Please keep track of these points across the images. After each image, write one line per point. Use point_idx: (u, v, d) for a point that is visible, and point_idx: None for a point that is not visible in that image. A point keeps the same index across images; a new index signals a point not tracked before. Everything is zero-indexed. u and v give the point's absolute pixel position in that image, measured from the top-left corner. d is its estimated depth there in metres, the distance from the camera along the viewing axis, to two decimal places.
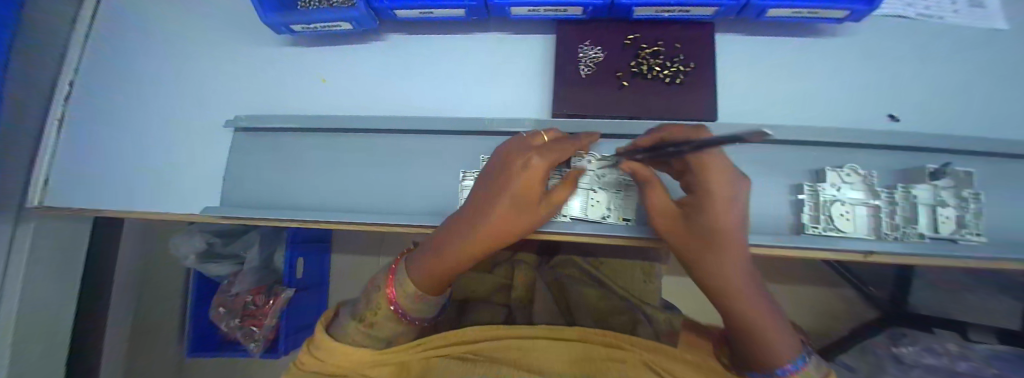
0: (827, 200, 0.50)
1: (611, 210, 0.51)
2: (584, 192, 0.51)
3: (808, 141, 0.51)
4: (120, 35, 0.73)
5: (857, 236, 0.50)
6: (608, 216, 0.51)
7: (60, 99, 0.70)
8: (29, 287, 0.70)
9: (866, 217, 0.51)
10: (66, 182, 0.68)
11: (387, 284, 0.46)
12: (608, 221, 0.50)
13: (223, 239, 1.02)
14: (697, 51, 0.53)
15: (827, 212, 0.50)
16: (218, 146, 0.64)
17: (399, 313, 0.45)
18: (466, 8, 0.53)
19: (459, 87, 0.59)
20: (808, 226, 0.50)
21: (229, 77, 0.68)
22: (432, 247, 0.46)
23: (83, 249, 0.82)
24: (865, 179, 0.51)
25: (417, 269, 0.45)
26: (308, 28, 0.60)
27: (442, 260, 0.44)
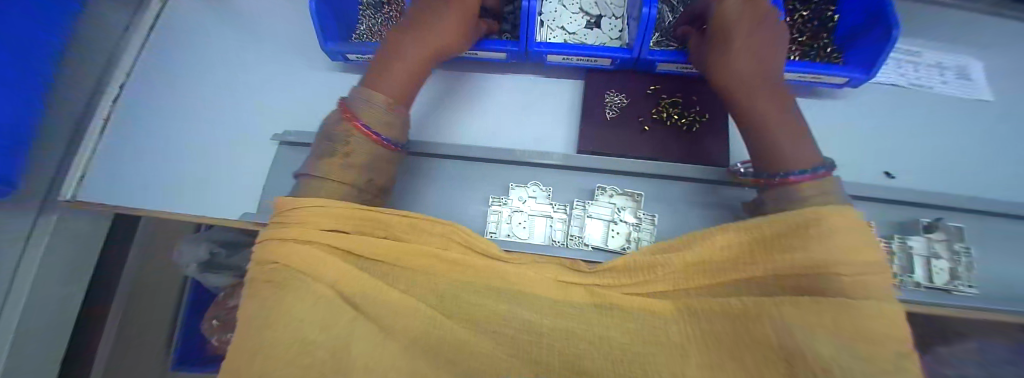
0: None
1: (631, 242, 0.54)
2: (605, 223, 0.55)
3: None
4: (172, 49, 0.80)
5: None
6: (627, 247, 0.54)
7: (108, 103, 0.75)
8: (43, 275, 0.69)
9: None
10: (101, 178, 0.71)
11: (350, 115, 0.44)
12: (628, 252, 0.53)
13: (226, 250, 1.01)
14: (711, 103, 0.59)
15: None
16: (261, 157, 0.69)
17: (372, 133, 0.44)
18: (508, 53, 0.60)
19: (493, 117, 0.64)
20: None
21: (277, 95, 0.74)
22: (380, 66, 0.49)
23: (96, 243, 0.83)
24: None
25: (376, 82, 0.48)
26: (362, 58, 0.66)
27: (393, 67, 0.49)
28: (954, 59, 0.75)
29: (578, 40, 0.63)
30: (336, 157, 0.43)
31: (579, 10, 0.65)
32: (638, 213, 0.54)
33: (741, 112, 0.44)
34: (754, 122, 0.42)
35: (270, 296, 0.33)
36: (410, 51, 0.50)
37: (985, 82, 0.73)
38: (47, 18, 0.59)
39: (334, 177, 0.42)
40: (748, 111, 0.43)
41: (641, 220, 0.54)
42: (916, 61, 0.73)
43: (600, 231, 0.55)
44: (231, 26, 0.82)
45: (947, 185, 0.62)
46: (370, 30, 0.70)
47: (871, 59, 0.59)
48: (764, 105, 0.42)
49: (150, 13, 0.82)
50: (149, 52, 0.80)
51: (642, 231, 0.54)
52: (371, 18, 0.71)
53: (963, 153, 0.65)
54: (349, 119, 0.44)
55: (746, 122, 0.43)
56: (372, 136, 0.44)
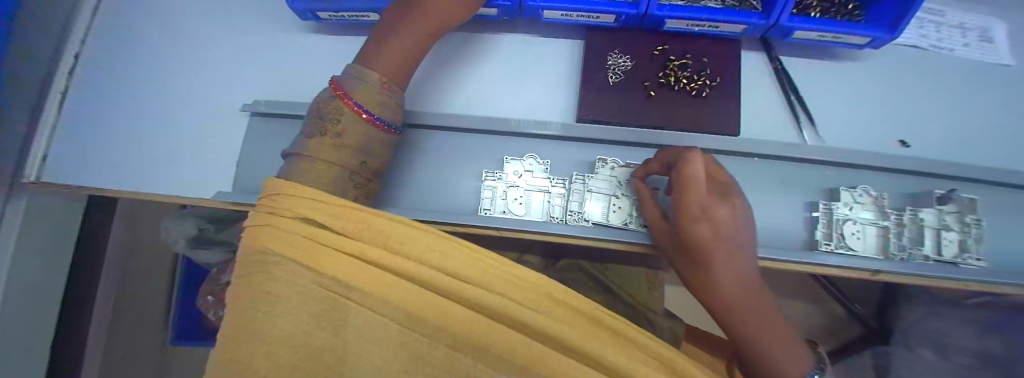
0: (840, 218, 0.51)
1: (631, 217, 0.50)
2: (604, 198, 0.51)
3: (829, 160, 0.53)
4: (127, 9, 0.71)
5: (866, 255, 0.52)
6: (628, 223, 0.50)
7: (64, 72, 0.67)
8: (19, 260, 0.66)
9: (876, 237, 0.53)
10: (65, 157, 0.65)
11: (343, 95, 0.39)
12: (628, 228, 0.50)
13: (215, 226, 0.98)
14: (722, 66, 0.54)
15: (840, 230, 0.51)
16: (236, 130, 0.63)
17: (371, 117, 0.39)
18: (500, 8, 0.53)
19: (485, 84, 0.58)
20: (820, 243, 0.51)
21: (247, 60, 0.66)
22: (377, 42, 0.44)
23: (75, 224, 0.79)
24: (876, 200, 0.53)
25: (373, 61, 0.43)
26: (336, 16, 0.58)
27: (388, 43, 0.43)
28: (978, 19, 0.69)
29: None
30: (327, 135, 0.38)
31: None
32: None
33: (722, 312, 0.36)
34: (741, 324, 0.35)
35: (246, 282, 0.26)
36: (409, 28, 0.44)
37: (1008, 43, 0.68)
38: None
39: (323, 157, 0.37)
40: (735, 319, 0.35)
41: None
42: (940, 21, 0.68)
43: (600, 206, 0.51)
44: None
45: (961, 155, 0.60)
46: None
47: (896, 14, 0.53)
48: (755, 304, 0.34)
49: None
50: (104, 14, 0.71)
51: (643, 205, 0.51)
52: None
53: (982, 121, 0.61)
54: (342, 97, 0.39)
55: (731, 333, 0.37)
56: (364, 114, 0.39)
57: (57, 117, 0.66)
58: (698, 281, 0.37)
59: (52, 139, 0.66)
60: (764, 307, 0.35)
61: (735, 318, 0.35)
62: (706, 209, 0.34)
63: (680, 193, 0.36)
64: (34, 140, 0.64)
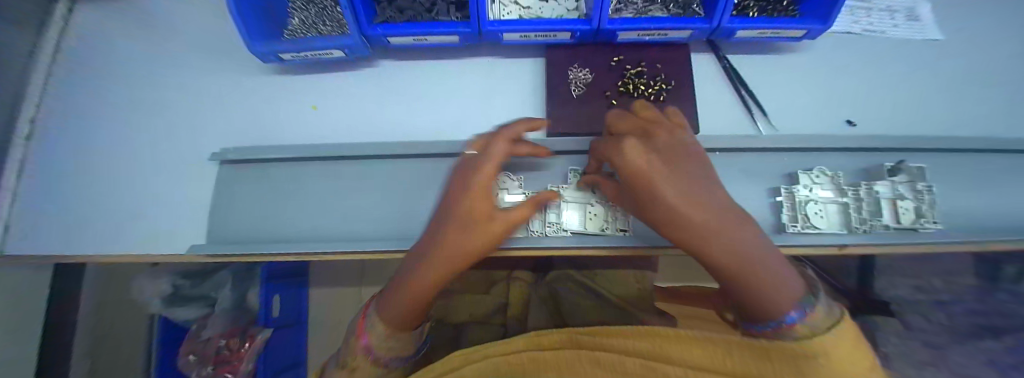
0: (802, 200, 0.54)
1: (609, 222, 0.52)
2: (580, 205, 0.53)
3: (783, 147, 0.56)
4: (80, 67, 0.70)
5: (831, 232, 0.55)
6: (606, 228, 0.52)
7: (20, 140, 0.65)
8: None
9: (837, 214, 0.56)
10: (24, 226, 0.63)
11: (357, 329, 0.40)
12: (606, 234, 0.51)
13: (191, 280, 0.95)
14: (675, 70, 0.58)
15: (803, 211, 0.54)
16: (204, 179, 0.62)
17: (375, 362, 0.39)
18: (460, 35, 0.55)
19: (454, 109, 0.59)
20: (787, 226, 0.54)
21: (212, 107, 0.66)
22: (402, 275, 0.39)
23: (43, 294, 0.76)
24: (833, 179, 0.56)
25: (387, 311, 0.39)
26: (299, 57, 0.59)
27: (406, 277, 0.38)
28: (902, 2, 0.75)
29: (534, 14, 0.59)
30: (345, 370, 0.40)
31: None
32: None
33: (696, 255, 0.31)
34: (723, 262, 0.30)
35: None
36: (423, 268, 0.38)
37: (933, 18, 0.74)
38: None
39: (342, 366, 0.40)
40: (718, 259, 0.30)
41: None
42: (869, 7, 0.74)
43: (576, 215, 0.53)
44: (144, 30, 0.71)
45: (905, 127, 0.64)
46: (306, 25, 0.63)
47: (823, 8, 0.58)
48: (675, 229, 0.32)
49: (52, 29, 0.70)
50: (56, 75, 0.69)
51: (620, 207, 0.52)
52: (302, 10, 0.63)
53: (919, 93, 0.66)
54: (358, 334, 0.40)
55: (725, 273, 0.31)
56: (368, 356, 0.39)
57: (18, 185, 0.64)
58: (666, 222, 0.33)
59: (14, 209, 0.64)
60: (743, 229, 0.30)
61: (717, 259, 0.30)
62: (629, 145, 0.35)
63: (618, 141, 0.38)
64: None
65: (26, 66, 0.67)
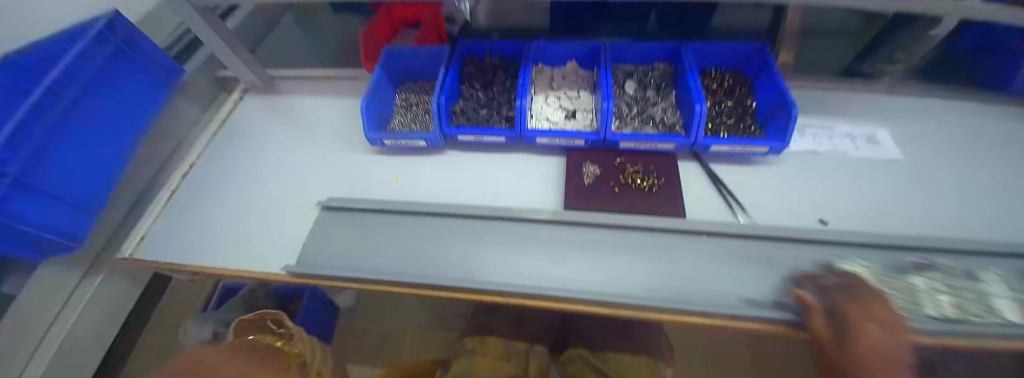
0: (951, 289, 0.54)
1: (966, 310, 0.52)
2: (912, 292, 0.54)
3: (777, 231, 0.65)
4: (239, 135, 1.00)
5: (1008, 323, 0.50)
6: (969, 316, 0.51)
7: (178, 177, 0.91)
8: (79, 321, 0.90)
9: (1013, 306, 0.53)
10: (157, 240, 0.81)
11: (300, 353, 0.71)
12: (976, 322, 0.51)
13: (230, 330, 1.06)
14: (666, 170, 0.76)
15: (951, 299, 0.53)
16: (304, 217, 0.81)
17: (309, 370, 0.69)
18: (506, 137, 0.80)
19: (496, 185, 0.80)
20: (943, 312, 0.52)
21: (322, 168, 0.89)
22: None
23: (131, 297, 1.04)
24: (959, 272, 0.58)
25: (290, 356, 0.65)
26: (395, 143, 0.85)
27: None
28: (863, 129, 0.93)
29: (558, 127, 0.83)
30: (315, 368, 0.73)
31: (558, 105, 0.87)
32: (946, 281, 0.56)
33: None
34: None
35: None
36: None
37: (895, 145, 0.89)
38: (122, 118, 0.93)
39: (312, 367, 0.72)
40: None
41: (958, 287, 0.55)
42: (830, 133, 0.92)
43: (917, 303, 0.52)
44: (286, 114, 1.02)
45: (881, 227, 0.73)
46: (401, 125, 0.92)
47: (780, 132, 0.76)
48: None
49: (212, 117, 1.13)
50: (218, 140, 0.99)
51: (973, 298, 0.53)
52: (400, 115, 0.94)
53: (887, 202, 0.78)
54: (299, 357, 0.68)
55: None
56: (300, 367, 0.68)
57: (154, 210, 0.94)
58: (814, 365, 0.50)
59: (152, 224, 0.84)
60: None
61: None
62: (867, 327, 0.47)
63: (856, 306, 0.49)
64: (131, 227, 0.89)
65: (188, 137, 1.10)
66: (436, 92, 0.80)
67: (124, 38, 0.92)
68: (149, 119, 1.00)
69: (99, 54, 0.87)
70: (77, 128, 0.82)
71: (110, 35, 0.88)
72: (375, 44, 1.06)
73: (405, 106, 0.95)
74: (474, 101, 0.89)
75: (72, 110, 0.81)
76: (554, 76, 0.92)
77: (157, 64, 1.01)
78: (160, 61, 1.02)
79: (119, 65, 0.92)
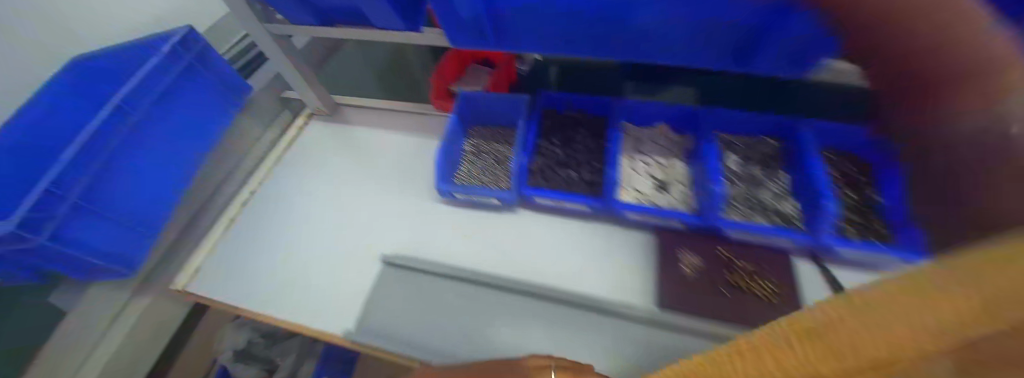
0: None
1: None
2: None
3: None
4: (301, 162, 0.97)
5: None
6: None
7: (236, 205, 0.90)
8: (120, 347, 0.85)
9: None
10: (210, 273, 0.80)
11: None
12: None
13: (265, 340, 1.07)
14: (782, 272, 0.64)
15: None
16: (362, 268, 0.76)
17: None
18: (589, 206, 0.73)
19: (568, 258, 0.72)
20: None
21: (383, 211, 0.84)
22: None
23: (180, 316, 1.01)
24: None
25: None
26: (466, 197, 0.79)
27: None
28: None
29: (652, 200, 0.75)
30: None
31: (647, 174, 0.79)
32: None
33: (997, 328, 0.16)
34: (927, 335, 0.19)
35: None
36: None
37: None
38: (186, 134, 0.90)
39: None
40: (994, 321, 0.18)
41: None
42: None
43: None
44: (349, 145, 0.99)
45: None
46: (469, 172, 0.85)
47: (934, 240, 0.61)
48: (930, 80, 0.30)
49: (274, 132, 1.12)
50: (279, 165, 0.97)
51: None
52: (468, 164, 0.87)
53: None
54: None
55: (892, 77, 0.33)
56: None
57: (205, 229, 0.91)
58: (895, 93, 0.34)
59: (207, 253, 0.83)
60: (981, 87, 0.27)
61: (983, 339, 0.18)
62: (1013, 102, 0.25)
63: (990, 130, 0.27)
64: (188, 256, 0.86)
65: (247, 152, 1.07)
66: (518, 151, 0.76)
67: (198, 53, 0.89)
68: (217, 137, 0.97)
69: (170, 70, 0.85)
70: (139, 145, 0.80)
71: (183, 51, 0.87)
72: (444, 80, 1.01)
73: (473, 154, 0.89)
74: (552, 156, 0.81)
75: (140, 127, 0.80)
76: (638, 136, 0.83)
77: (229, 79, 0.98)
78: (231, 76, 0.98)
79: (191, 81, 0.90)
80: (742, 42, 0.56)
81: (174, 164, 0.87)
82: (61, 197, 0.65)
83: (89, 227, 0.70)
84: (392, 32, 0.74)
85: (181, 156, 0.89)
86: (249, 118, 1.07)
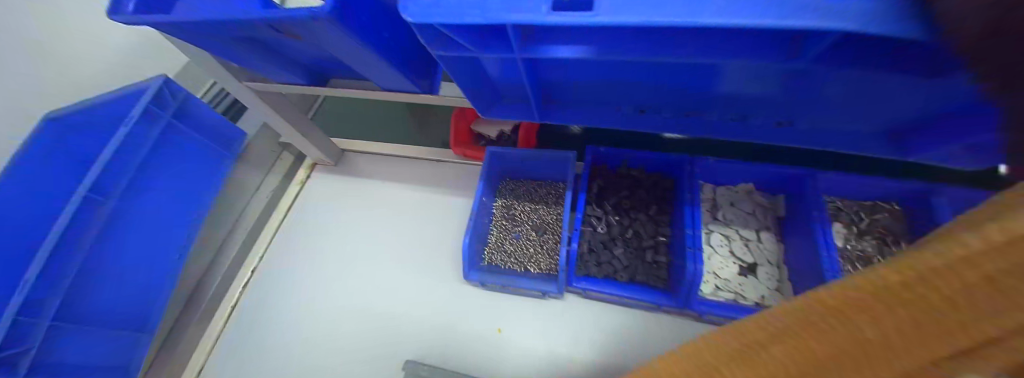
0: None
1: None
2: None
3: None
4: (312, 223, 0.86)
5: None
6: None
7: (239, 289, 0.81)
8: None
9: None
10: (219, 373, 0.74)
11: None
12: None
13: None
14: None
15: None
16: (391, 367, 0.67)
17: None
18: (657, 302, 0.60)
19: (625, 364, 0.61)
20: None
21: (407, 289, 0.73)
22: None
23: None
24: None
25: None
26: (500, 285, 0.67)
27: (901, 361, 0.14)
28: None
29: (734, 293, 0.61)
30: None
31: (728, 253, 0.64)
32: None
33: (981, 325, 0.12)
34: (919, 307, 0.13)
35: None
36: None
37: None
38: (177, 207, 0.78)
39: None
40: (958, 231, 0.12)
41: None
42: None
43: None
44: (365, 202, 0.86)
45: None
46: (501, 246, 0.72)
47: None
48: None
49: (274, 177, 0.99)
50: (287, 227, 0.87)
51: None
52: (500, 235, 0.74)
53: None
54: None
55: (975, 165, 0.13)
56: None
57: (208, 306, 0.82)
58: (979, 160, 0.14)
59: (214, 345, 0.77)
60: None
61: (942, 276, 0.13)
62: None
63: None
64: (195, 339, 0.78)
65: (248, 204, 0.95)
66: (566, 236, 0.62)
67: (177, 108, 0.75)
68: (210, 199, 0.84)
69: (145, 140, 0.70)
70: (119, 233, 0.68)
71: (158, 111, 0.72)
72: (465, 122, 0.87)
73: (505, 219, 0.75)
74: (606, 230, 0.67)
75: (120, 216, 0.67)
76: (717, 201, 0.68)
77: (216, 129, 0.84)
78: (218, 124, 0.84)
79: (173, 142, 0.76)
80: (904, 128, 0.39)
81: (166, 242, 0.76)
82: (31, 324, 0.55)
83: (70, 343, 0.61)
84: (403, 93, 0.58)
85: (175, 232, 0.77)
86: (246, 169, 0.94)
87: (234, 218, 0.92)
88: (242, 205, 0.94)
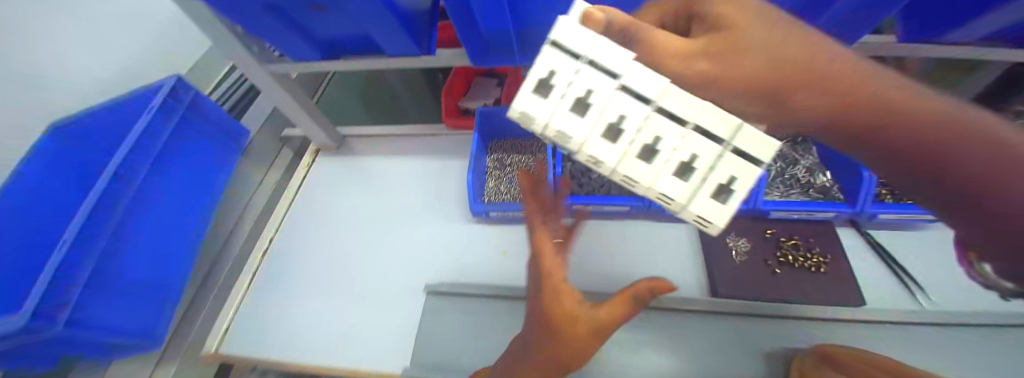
0: None
1: None
2: None
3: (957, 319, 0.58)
4: (320, 199, 0.94)
5: None
6: None
7: (254, 263, 0.86)
8: None
9: None
10: (242, 336, 0.78)
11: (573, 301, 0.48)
12: None
13: None
14: (829, 244, 0.68)
15: None
16: (410, 298, 0.74)
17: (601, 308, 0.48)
18: (631, 206, 0.73)
19: (612, 260, 0.73)
20: None
21: (417, 236, 0.82)
22: None
23: None
24: None
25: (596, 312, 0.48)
26: (501, 213, 0.77)
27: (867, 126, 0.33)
28: None
29: None
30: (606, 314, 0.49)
31: None
32: None
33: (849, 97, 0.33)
34: (901, 133, 0.32)
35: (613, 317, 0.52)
36: None
37: None
38: (192, 188, 0.83)
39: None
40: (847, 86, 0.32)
41: None
42: None
43: None
44: (368, 176, 0.96)
45: None
46: (498, 188, 0.84)
47: None
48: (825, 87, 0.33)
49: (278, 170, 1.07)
50: (298, 206, 0.94)
51: None
52: (495, 180, 0.85)
53: None
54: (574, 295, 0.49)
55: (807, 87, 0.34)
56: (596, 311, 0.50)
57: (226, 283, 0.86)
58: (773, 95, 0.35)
59: (234, 315, 0.81)
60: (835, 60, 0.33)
61: (861, 103, 0.32)
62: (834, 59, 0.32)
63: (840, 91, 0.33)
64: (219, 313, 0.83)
65: (253, 193, 1.01)
66: (552, 163, 0.76)
67: (190, 102, 0.82)
68: (221, 183, 0.90)
69: (163, 126, 0.77)
70: (144, 206, 0.73)
71: (174, 102, 0.79)
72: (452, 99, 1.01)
73: (497, 168, 0.87)
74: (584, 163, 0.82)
75: (145, 191, 0.73)
76: None
77: (223, 123, 0.92)
78: (225, 118, 0.92)
79: (187, 132, 0.83)
80: None
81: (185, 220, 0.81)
82: (73, 276, 0.58)
83: (100, 306, 0.63)
84: (405, 57, 0.70)
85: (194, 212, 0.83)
86: (252, 162, 1.02)
87: (241, 206, 0.98)
88: (248, 195, 1.00)
